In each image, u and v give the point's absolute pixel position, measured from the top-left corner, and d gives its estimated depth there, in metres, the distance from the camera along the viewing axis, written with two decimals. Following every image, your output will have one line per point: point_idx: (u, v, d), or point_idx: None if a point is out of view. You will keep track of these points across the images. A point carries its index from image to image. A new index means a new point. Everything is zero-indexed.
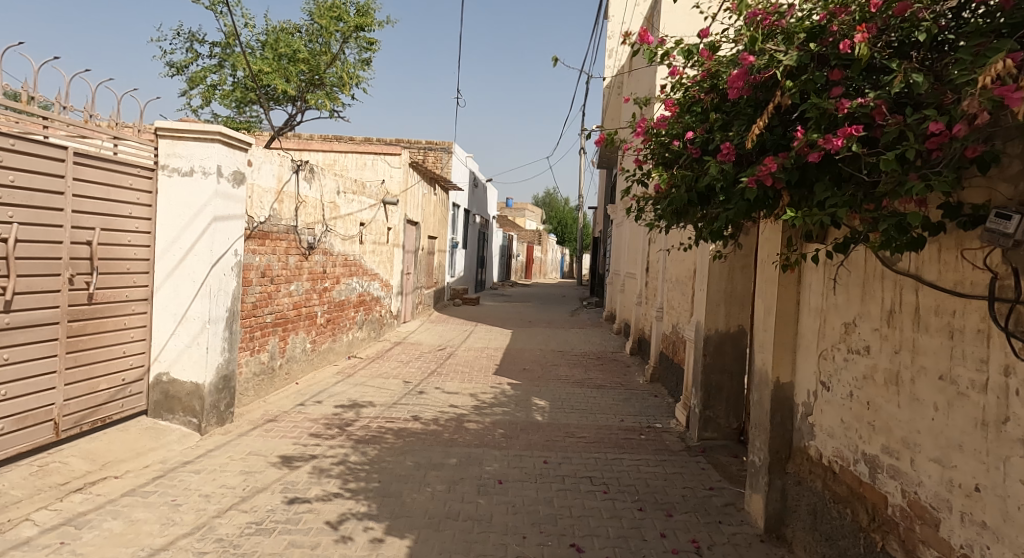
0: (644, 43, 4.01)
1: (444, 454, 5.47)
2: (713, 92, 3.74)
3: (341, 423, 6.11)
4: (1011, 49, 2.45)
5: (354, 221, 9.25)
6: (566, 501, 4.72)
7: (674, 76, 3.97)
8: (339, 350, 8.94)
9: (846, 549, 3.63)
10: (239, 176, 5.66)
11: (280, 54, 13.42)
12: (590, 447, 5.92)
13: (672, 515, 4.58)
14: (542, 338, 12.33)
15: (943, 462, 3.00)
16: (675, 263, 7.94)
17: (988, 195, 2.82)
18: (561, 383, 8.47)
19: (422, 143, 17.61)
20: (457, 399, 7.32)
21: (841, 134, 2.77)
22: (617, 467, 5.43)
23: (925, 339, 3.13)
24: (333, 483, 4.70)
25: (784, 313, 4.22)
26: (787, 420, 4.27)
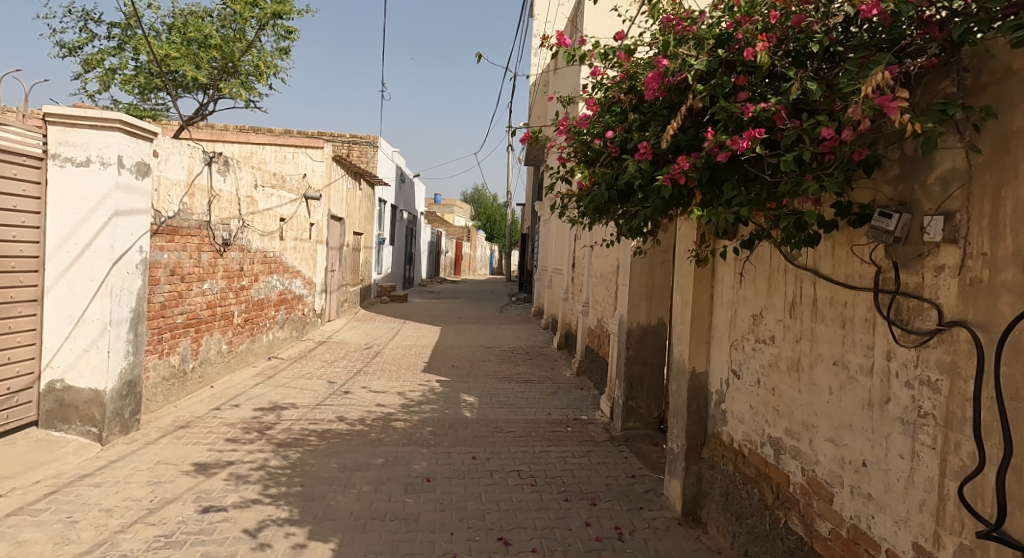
0: (563, 44, 4.15)
1: (371, 454, 5.51)
2: (632, 93, 3.88)
3: (260, 427, 6.06)
4: (889, 63, 2.54)
5: (273, 216, 9.11)
6: (495, 495, 4.84)
7: (594, 77, 4.17)
8: (259, 351, 8.79)
9: (754, 527, 3.88)
10: (143, 167, 5.53)
11: (189, 38, 13.03)
12: (520, 441, 6.07)
13: (596, 504, 4.77)
14: (471, 334, 12.43)
15: (836, 441, 3.23)
16: (600, 259, 8.19)
17: (873, 196, 3.06)
18: (489, 379, 8.60)
19: (346, 136, 17.30)
20: (384, 398, 7.35)
21: (746, 136, 2.96)
22: (545, 460, 5.60)
23: (821, 328, 3.38)
24: (252, 489, 4.68)
25: (699, 305, 4.48)
26: (702, 408, 4.52)
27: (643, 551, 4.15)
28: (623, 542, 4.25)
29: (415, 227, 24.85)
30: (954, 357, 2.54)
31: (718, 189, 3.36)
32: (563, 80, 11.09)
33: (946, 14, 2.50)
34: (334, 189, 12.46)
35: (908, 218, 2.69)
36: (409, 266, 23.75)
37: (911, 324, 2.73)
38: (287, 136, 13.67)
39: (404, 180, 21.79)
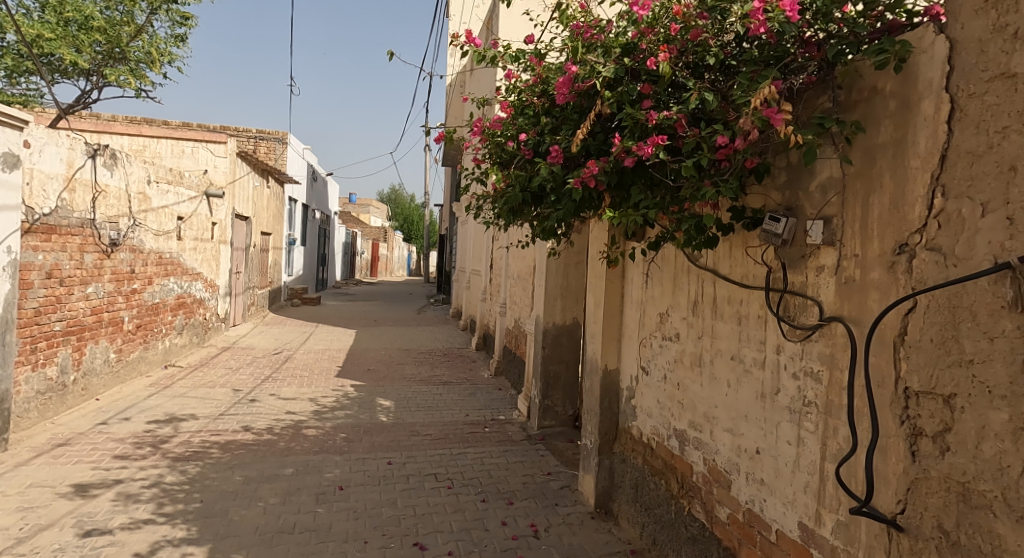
0: (474, 45, 4.20)
1: (279, 464, 5.43)
2: (545, 97, 3.99)
3: (155, 441, 5.86)
4: (776, 77, 2.71)
5: (169, 215, 8.80)
6: (410, 500, 4.88)
7: (508, 81, 4.25)
8: (154, 359, 8.47)
9: (661, 516, 4.07)
10: (11, 158, 5.27)
11: (65, 18, 10.84)
12: (437, 443, 6.12)
13: (512, 503, 4.88)
14: (387, 337, 12.34)
15: (733, 431, 3.43)
16: (516, 260, 8.32)
17: (764, 201, 3.27)
18: (406, 382, 8.59)
19: (252, 132, 16.82)
20: (294, 405, 7.24)
21: (650, 143, 3.10)
22: (461, 462, 5.66)
23: (719, 324, 3.57)
24: (144, 509, 4.53)
25: (611, 305, 4.65)
26: (613, 404, 4.69)
27: (557, 547, 4.28)
28: (539, 539, 4.37)
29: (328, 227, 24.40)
30: (834, 349, 2.75)
31: (626, 193, 3.49)
32: (480, 82, 11.14)
33: (824, 35, 2.71)
34: (239, 186, 12.08)
35: (793, 223, 2.91)
36: (322, 267, 23.29)
37: (797, 319, 2.94)
38: (185, 129, 13.20)
39: (316, 178, 21.36)
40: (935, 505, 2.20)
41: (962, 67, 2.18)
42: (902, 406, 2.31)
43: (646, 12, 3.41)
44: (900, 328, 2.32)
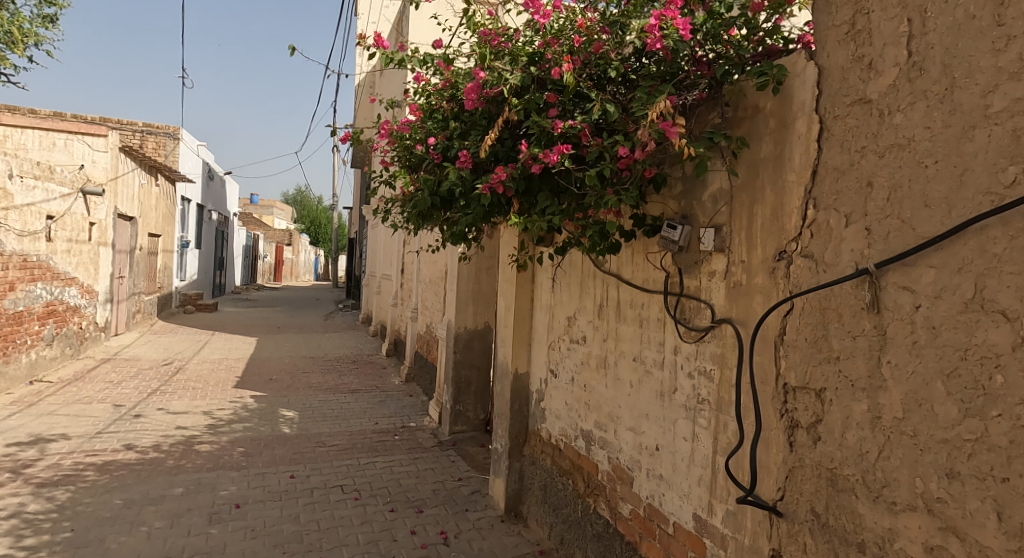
0: (381, 46, 4.21)
1: (167, 484, 5.23)
2: (453, 101, 4.08)
3: (18, 466, 5.52)
4: (670, 93, 2.87)
5: (36, 213, 8.39)
6: (314, 514, 4.81)
7: (417, 83, 4.30)
8: (17, 374, 7.95)
9: (568, 516, 4.19)
10: None
11: None
12: (343, 454, 6.05)
13: (422, 511, 4.90)
14: (291, 344, 12.07)
15: (635, 430, 3.57)
16: (427, 265, 8.34)
17: (663, 209, 3.43)
18: (311, 391, 8.44)
19: (139, 126, 15.34)
20: (185, 419, 6.99)
21: (556, 151, 3.17)
22: (369, 472, 5.63)
23: (623, 327, 3.71)
24: (2, 543, 4.26)
25: (521, 309, 4.76)
26: (524, 408, 4.79)
27: (467, 552, 4.34)
28: (448, 546, 4.41)
29: (227, 230, 23.58)
30: (723, 349, 2.91)
31: (534, 200, 3.58)
32: (389, 84, 11.08)
33: (714, 56, 2.95)
34: (122, 183, 11.50)
35: (688, 230, 3.08)
36: (220, 272, 22.45)
37: (692, 321, 3.11)
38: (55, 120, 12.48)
39: (212, 179, 20.59)
40: (809, 490, 2.39)
41: (829, 91, 2.38)
42: (782, 400, 2.51)
43: (548, 22, 3.56)
44: (780, 327, 2.52)
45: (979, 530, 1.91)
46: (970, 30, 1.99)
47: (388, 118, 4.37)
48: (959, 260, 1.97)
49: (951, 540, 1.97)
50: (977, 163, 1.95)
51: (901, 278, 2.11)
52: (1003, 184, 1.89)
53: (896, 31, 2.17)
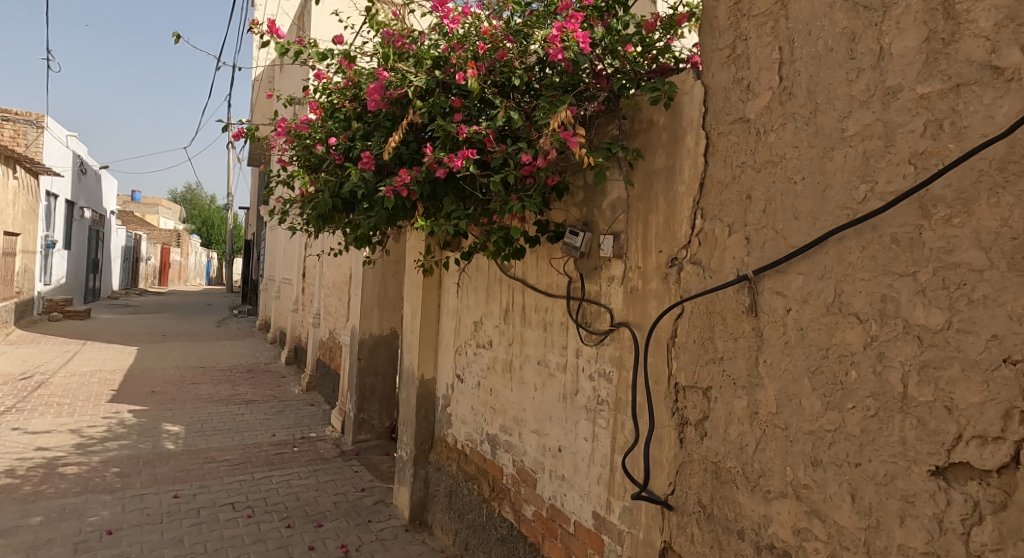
0: (278, 38, 4.12)
1: (27, 512, 4.86)
2: (356, 101, 4.04)
3: None
4: (571, 103, 2.97)
5: None
6: (201, 535, 4.61)
7: (318, 81, 4.24)
8: None
9: (473, 521, 4.24)
10: None
11: None
12: (235, 469, 5.85)
13: (321, 525, 4.81)
14: (178, 353, 11.54)
15: (539, 432, 3.66)
16: (331, 269, 8.22)
17: (565, 216, 3.53)
18: (200, 403, 8.11)
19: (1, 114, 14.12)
20: (45, 440, 6.54)
21: (461, 155, 3.18)
22: (264, 487, 5.47)
23: (528, 331, 3.79)
24: None
25: (427, 313, 4.78)
26: (430, 413, 4.81)
27: None
28: None
29: (104, 231, 22.25)
30: (621, 351, 3.02)
31: (438, 204, 3.59)
32: (290, 80, 10.83)
33: (612, 70, 3.07)
34: None
35: (589, 237, 3.20)
36: (94, 274, 21.15)
37: (592, 325, 3.23)
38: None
39: (85, 174, 19.38)
40: (696, 483, 2.54)
41: (713, 109, 2.55)
42: (673, 399, 2.65)
43: (455, 28, 3.61)
44: (672, 330, 2.66)
45: (838, 512, 2.08)
46: (829, 60, 2.17)
47: (286, 116, 4.33)
48: (822, 267, 2.14)
49: (814, 523, 2.13)
50: (836, 180, 2.12)
51: (775, 284, 2.28)
52: (857, 200, 2.07)
53: (770, 57, 2.36)
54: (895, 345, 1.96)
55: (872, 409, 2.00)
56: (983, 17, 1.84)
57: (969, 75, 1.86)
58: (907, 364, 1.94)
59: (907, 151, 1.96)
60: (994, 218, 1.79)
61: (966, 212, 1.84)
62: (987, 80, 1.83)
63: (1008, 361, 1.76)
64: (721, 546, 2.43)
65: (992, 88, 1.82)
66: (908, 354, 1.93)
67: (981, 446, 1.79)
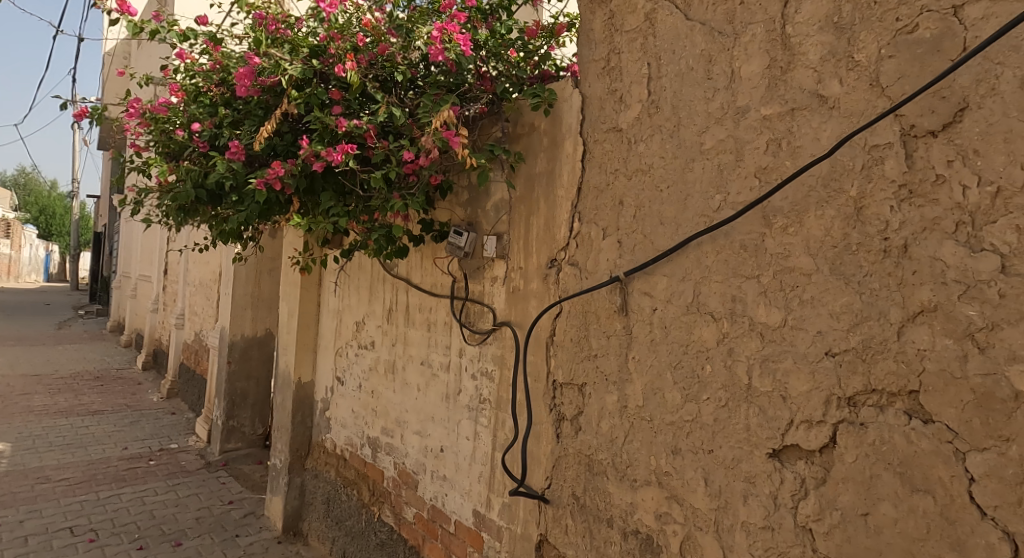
0: (128, 13, 3.90)
1: None
2: (222, 86, 3.89)
3: None
4: (455, 103, 3.01)
5: None
6: None
7: (181, 60, 4.00)
8: None
9: (352, 527, 4.20)
10: None
11: None
12: (76, 489, 5.38)
13: (180, 543, 4.53)
14: (9, 361, 10.56)
15: (422, 433, 3.67)
16: (197, 266, 7.85)
17: (450, 215, 3.55)
18: (37, 415, 7.46)
19: None
20: None
21: (340, 150, 3.12)
22: (112, 507, 5.06)
23: (411, 331, 3.79)
24: None
25: (306, 313, 4.67)
26: (307, 418, 4.71)
27: None
28: None
29: None
30: (502, 350, 3.09)
31: (316, 199, 3.52)
32: (150, 59, 10.17)
33: (497, 73, 3.17)
34: None
35: (473, 237, 3.25)
36: None
37: (475, 325, 3.28)
38: None
39: None
40: (571, 476, 2.65)
41: (590, 118, 2.67)
42: (551, 396, 2.75)
43: (334, 15, 3.53)
44: (551, 329, 2.76)
45: (693, 495, 2.24)
46: (690, 79, 2.34)
47: (139, 97, 4.05)
48: (682, 270, 2.30)
49: (674, 508, 2.29)
50: (695, 190, 2.29)
51: (643, 285, 2.42)
52: (712, 209, 2.23)
53: (640, 72, 2.50)
54: (742, 341, 2.13)
55: (723, 400, 2.17)
56: (813, 50, 2.04)
57: (801, 101, 2.05)
58: (751, 358, 2.11)
59: (753, 166, 2.14)
60: (819, 228, 1.98)
61: (798, 222, 2.02)
62: (815, 105, 2.02)
63: (830, 353, 1.95)
64: (592, 536, 2.55)
65: (819, 113, 2.01)
66: (752, 348, 2.11)
67: (808, 429, 1.98)
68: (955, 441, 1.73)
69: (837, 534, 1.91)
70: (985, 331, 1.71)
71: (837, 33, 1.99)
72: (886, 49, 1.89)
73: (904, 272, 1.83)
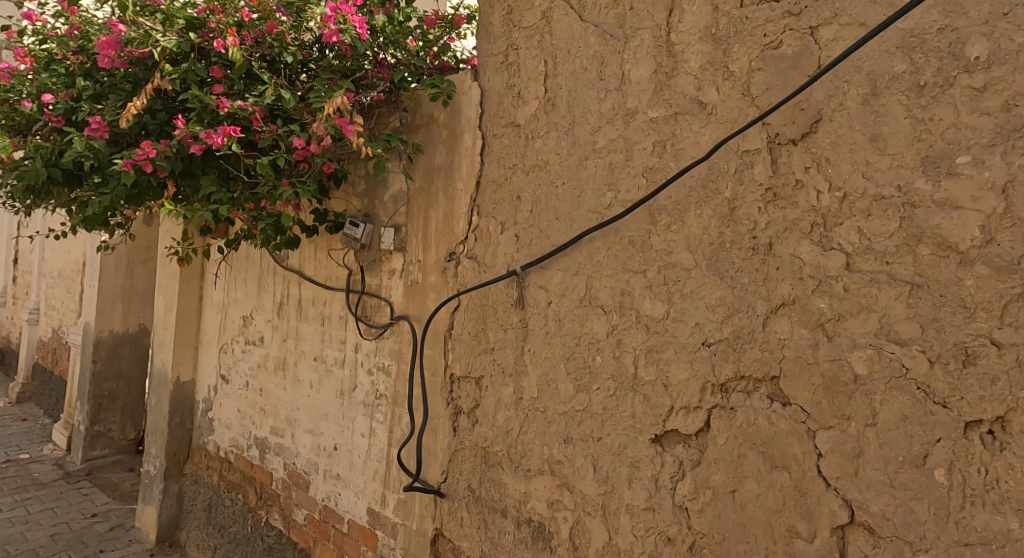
0: None
1: None
2: (81, 54, 3.41)
3: None
4: (348, 89, 2.97)
5: None
6: None
7: (30, 22, 3.51)
8: None
9: (236, 534, 4.06)
10: None
11: None
12: None
13: None
14: None
15: (314, 431, 3.59)
16: (56, 256, 7.32)
17: (346, 205, 3.45)
18: None
19: None
20: None
21: (222, 132, 2.97)
22: None
23: (304, 326, 3.70)
24: None
25: (186, 308, 4.48)
26: (186, 420, 4.52)
27: None
28: None
29: None
30: (400, 344, 3.08)
31: (195, 183, 3.33)
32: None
33: (394, 61, 3.12)
34: None
35: (371, 228, 3.21)
36: None
37: (373, 318, 3.25)
38: None
39: None
40: (467, 469, 2.68)
41: (489, 111, 2.70)
42: (448, 389, 2.77)
43: None
44: (449, 322, 2.77)
45: (582, 481, 2.32)
46: (584, 78, 2.41)
47: None
48: (575, 265, 2.37)
49: (564, 495, 2.36)
50: (588, 186, 2.36)
51: (539, 279, 2.48)
52: (603, 206, 2.32)
53: (537, 69, 2.55)
54: (630, 333, 2.23)
55: (611, 389, 2.26)
56: (693, 58, 2.14)
57: (683, 106, 2.15)
58: (637, 349, 2.21)
59: (641, 165, 2.24)
60: (698, 226, 2.10)
61: (681, 220, 2.13)
62: (695, 111, 2.13)
63: (706, 344, 2.07)
64: (486, 527, 2.59)
65: (698, 119, 2.12)
66: (638, 340, 2.21)
67: (686, 414, 2.09)
68: (808, 420, 1.88)
69: (709, 511, 2.03)
70: (833, 321, 1.85)
71: (714, 44, 2.11)
72: (754, 62, 2.02)
73: (769, 269, 1.96)
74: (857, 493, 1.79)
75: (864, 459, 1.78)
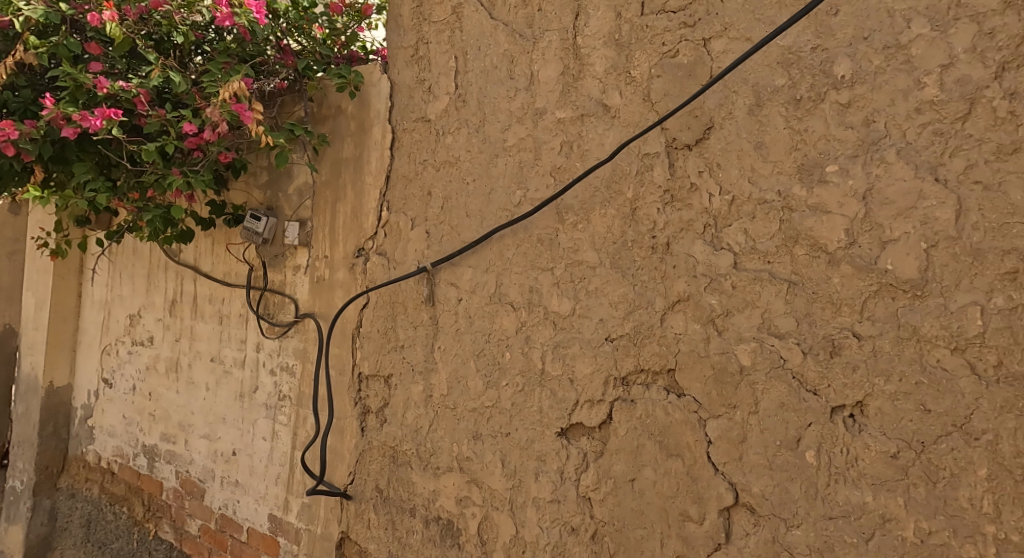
0: None
1: None
2: None
3: None
4: (246, 74, 2.86)
5: None
6: None
7: None
8: None
9: (119, 550, 3.81)
10: None
11: None
12: None
13: None
14: None
15: (211, 437, 3.40)
16: None
17: (246, 197, 3.28)
18: None
19: None
20: None
21: (100, 115, 2.75)
22: None
23: (200, 325, 3.49)
24: None
25: (62, 306, 4.16)
26: (60, 429, 4.19)
27: None
28: None
29: None
30: (305, 343, 2.98)
31: (69, 169, 3.07)
32: None
33: (298, 47, 3.05)
34: None
35: (273, 223, 3.09)
36: None
37: (276, 317, 3.13)
38: None
39: None
40: (375, 469, 2.64)
41: (399, 105, 2.68)
42: (356, 388, 2.71)
43: None
44: (357, 320, 2.72)
45: (490, 477, 2.34)
46: (494, 76, 2.43)
47: None
48: (486, 261, 2.39)
49: (473, 491, 2.37)
50: (498, 184, 2.39)
51: (449, 275, 2.48)
52: (513, 204, 2.35)
53: (447, 64, 2.55)
54: (538, 328, 2.27)
55: (520, 385, 2.29)
56: (598, 62, 2.21)
57: (589, 108, 2.22)
58: (544, 345, 2.25)
59: (549, 165, 2.28)
60: (602, 225, 2.17)
61: (586, 219, 2.20)
62: (600, 114, 2.20)
63: (609, 339, 2.14)
64: (394, 527, 2.56)
65: (603, 121, 2.19)
66: (545, 336, 2.25)
67: (589, 408, 2.16)
68: (699, 410, 1.98)
69: (610, 499, 2.11)
70: (721, 316, 1.96)
71: (617, 49, 2.19)
72: (653, 69, 2.11)
73: (666, 267, 2.05)
74: (741, 476, 1.91)
75: (748, 444, 1.90)
